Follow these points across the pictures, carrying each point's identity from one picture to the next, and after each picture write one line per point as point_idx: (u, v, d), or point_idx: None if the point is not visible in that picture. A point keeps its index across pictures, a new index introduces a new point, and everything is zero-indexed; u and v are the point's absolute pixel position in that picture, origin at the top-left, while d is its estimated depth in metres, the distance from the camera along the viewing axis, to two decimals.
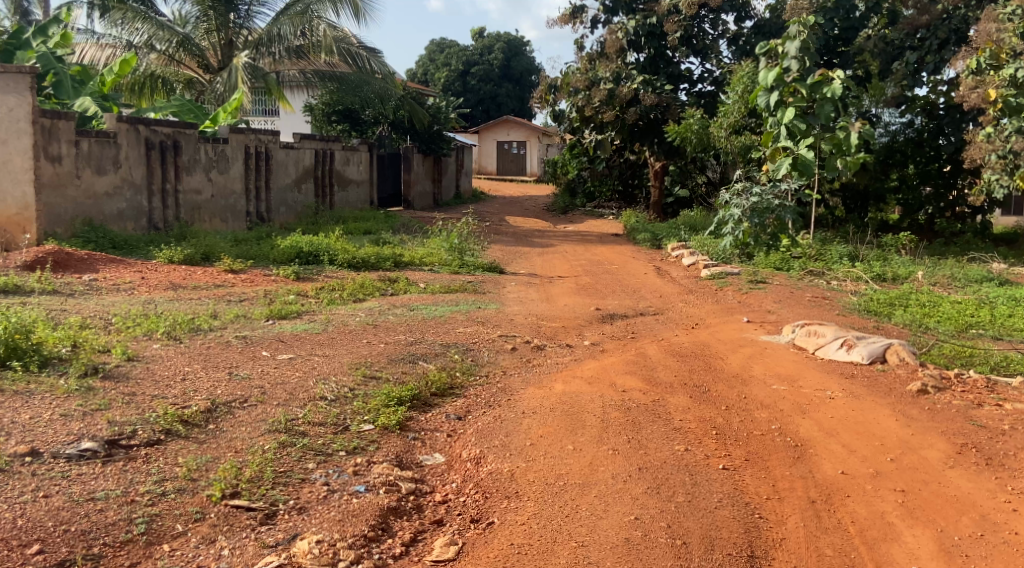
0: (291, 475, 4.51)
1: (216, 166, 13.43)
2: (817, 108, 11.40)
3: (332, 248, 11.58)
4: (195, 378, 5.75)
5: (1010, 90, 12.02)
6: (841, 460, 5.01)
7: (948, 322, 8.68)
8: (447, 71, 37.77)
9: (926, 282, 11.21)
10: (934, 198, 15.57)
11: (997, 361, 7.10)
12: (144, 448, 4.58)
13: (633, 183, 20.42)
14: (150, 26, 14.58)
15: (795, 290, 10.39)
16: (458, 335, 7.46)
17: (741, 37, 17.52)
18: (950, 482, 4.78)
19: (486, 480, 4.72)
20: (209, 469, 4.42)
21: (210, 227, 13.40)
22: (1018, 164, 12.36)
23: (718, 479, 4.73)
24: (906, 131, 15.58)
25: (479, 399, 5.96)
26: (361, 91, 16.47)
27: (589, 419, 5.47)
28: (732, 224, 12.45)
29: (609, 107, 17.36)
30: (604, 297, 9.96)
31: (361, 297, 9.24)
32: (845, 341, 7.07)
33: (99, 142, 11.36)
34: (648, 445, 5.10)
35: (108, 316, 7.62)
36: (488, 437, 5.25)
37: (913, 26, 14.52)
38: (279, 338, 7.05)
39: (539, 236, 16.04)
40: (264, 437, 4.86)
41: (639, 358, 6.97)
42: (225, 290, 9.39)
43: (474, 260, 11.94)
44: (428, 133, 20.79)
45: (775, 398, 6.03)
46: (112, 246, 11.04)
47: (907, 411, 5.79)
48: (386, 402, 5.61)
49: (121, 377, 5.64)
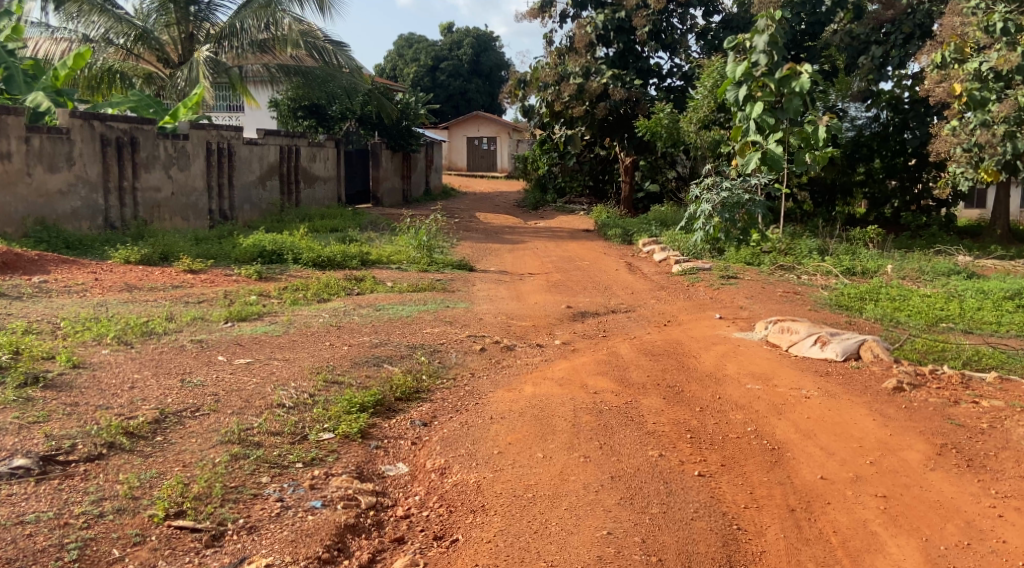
0: (243, 491, 4.24)
1: (176, 163, 13.03)
2: (786, 102, 11.16)
3: (297, 247, 11.29)
4: (145, 386, 5.46)
5: (975, 84, 11.95)
6: (819, 464, 4.83)
7: (918, 316, 8.57)
8: (416, 66, 37.35)
9: (896, 275, 11.13)
10: (900, 191, 15.70)
11: (969, 355, 7.00)
12: (83, 464, 4.29)
13: (604, 178, 20.26)
14: (106, 19, 14.13)
15: (766, 285, 10.25)
16: (426, 336, 7.21)
17: (709, 31, 17.41)
18: (933, 486, 4.62)
19: (451, 493, 4.49)
20: (152, 486, 4.14)
21: (171, 226, 13.01)
22: (984, 157, 12.27)
23: (694, 487, 4.54)
24: (872, 125, 15.59)
25: (446, 404, 5.72)
26: (328, 85, 16.26)
27: (560, 424, 5.25)
28: (702, 219, 12.22)
29: (579, 102, 17.27)
30: (574, 294, 9.77)
31: (326, 297, 8.95)
32: (819, 337, 6.90)
33: (52, 138, 10.98)
34: (621, 451, 4.90)
35: (57, 320, 7.28)
36: (453, 445, 5.02)
37: (879, 21, 14.43)
38: (237, 341, 6.75)
39: (508, 233, 15.82)
40: (216, 449, 4.59)
41: (611, 358, 6.77)
42: (182, 292, 9.05)
43: (443, 258, 11.68)
44: (397, 129, 20.49)
45: (750, 397, 5.86)
46: (66, 246, 10.63)
47: (884, 410, 5.63)
48: (348, 409, 5.35)
49: (63, 387, 5.33)
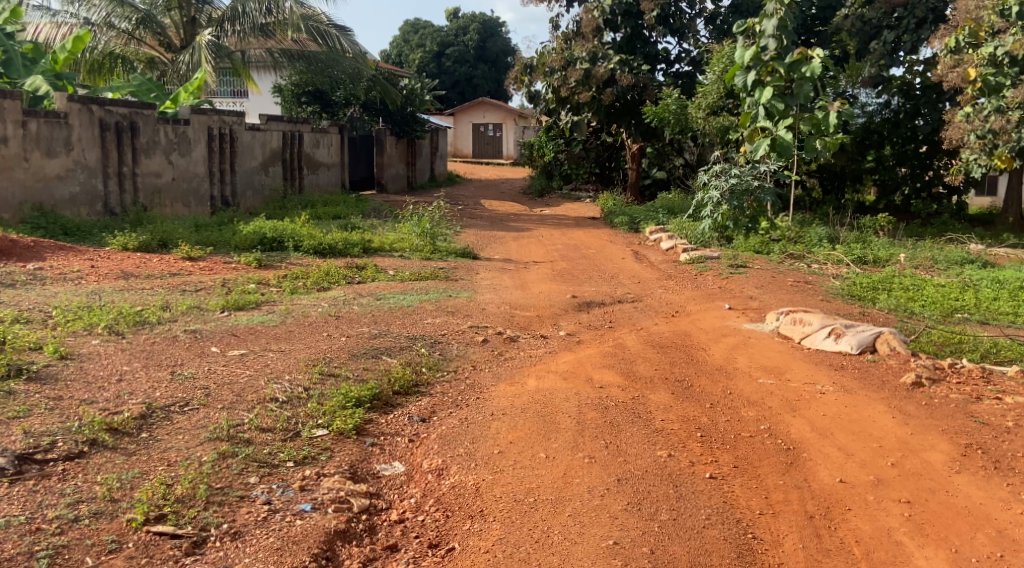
0: (229, 493, 4.03)
1: (176, 148, 12.79)
2: (795, 87, 10.92)
3: (298, 234, 11.05)
4: (133, 379, 5.25)
5: (989, 69, 11.67)
6: (838, 466, 4.60)
7: (934, 307, 8.31)
8: (422, 52, 36.93)
9: (909, 264, 10.86)
10: (911, 178, 15.38)
11: (988, 348, 6.74)
12: (62, 463, 4.08)
13: (610, 165, 19.95)
14: (109, 3, 13.89)
15: (776, 275, 10.00)
16: (426, 327, 6.98)
17: (718, 16, 17.05)
18: (959, 490, 4.39)
19: (448, 496, 4.27)
20: (133, 488, 3.93)
21: (171, 211, 12.78)
22: (997, 144, 11.91)
23: (705, 491, 4.31)
24: (883, 112, 15.19)
25: (446, 399, 5.49)
26: (330, 70, 16.00)
27: (563, 422, 5.02)
28: (710, 207, 11.94)
29: (585, 87, 16.89)
30: (580, 284, 9.54)
31: (326, 286, 8.72)
32: (833, 329, 6.66)
33: (49, 123, 10.75)
34: (628, 451, 4.67)
35: (49, 309, 7.07)
36: (452, 444, 4.79)
37: (890, 5, 14.05)
38: (232, 332, 6.53)
39: (513, 220, 15.57)
40: (203, 447, 4.38)
41: (618, 351, 6.52)
42: (179, 280, 8.83)
43: (446, 245, 11.42)
44: (401, 115, 20.09)
45: (763, 393, 5.61)
46: (63, 233, 10.41)
47: (903, 407, 5.39)
48: (343, 403, 5.13)
49: (48, 380, 5.11)
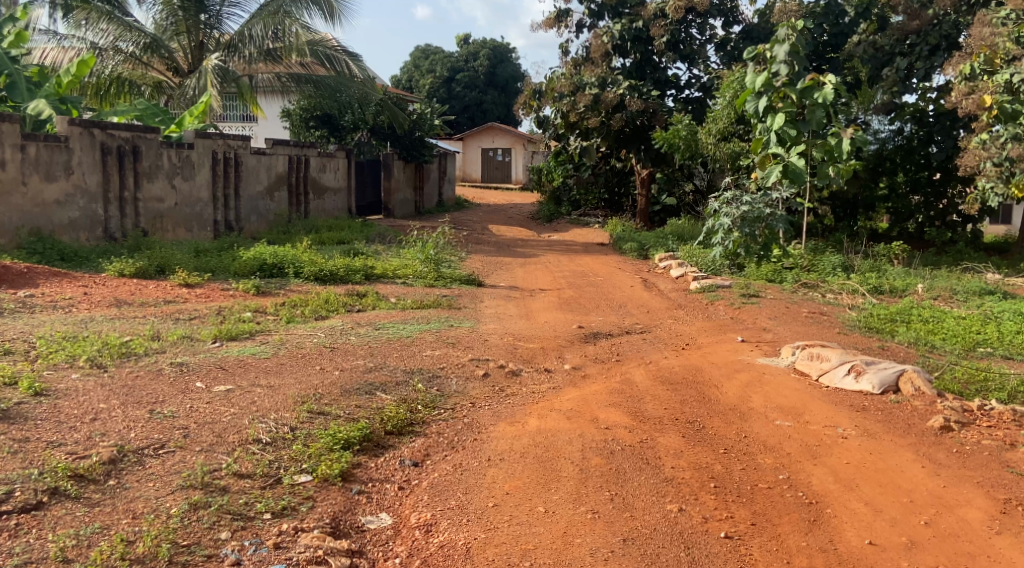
0: (195, 552, 3.75)
1: (180, 172, 12.55)
2: (808, 114, 10.51)
3: (298, 260, 10.74)
4: (109, 419, 4.90)
5: (1006, 95, 11.20)
6: (866, 526, 4.23)
7: (955, 340, 7.92)
8: (431, 78, 36.82)
9: (927, 295, 10.46)
10: (924, 206, 14.97)
11: (1015, 386, 6.33)
12: (16, 516, 3.78)
13: (619, 191, 19.49)
14: (117, 27, 13.76)
15: (790, 305, 9.62)
16: (424, 360, 6.62)
17: (730, 42, 16.74)
18: (1002, 556, 4.02)
19: (436, 557, 3.92)
20: (90, 545, 3.67)
21: (173, 237, 12.53)
22: (1015, 172, 11.55)
23: (720, 556, 3.96)
24: (895, 138, 14.87)
25: (441, 440, 5.13)
26: (339, 94, 15.62)
27: (565, 469, 4.67)
28: (721, 234, 11.51)
29: (594, 112, 16.70)
30: (586, 313, 9.17)
31: (324, 314, 8.42)
32: (853, 366, 6.27)
33: (49, 147, 10.53)
34: (635, 505, 4.32)
35: (32, 339, 6.75)
36: (444, 495, 4.44)
37: (903, 32, 13.80)
38: (220, 365, 6.19)
39: (520, 246, 15.24)
40: (173, 496, 4.05)
41: (624, 388, 6.15)
42: (175, 308, 8.52)
43: (451, 272, 11.08)
44: (409, 139, 19.86)
45: (780, 437, 5.24)
46: (60, 258, 10.13)
47: (933, 455, 5.01)
48: (330, 445, 4.77)
49: (17, 418, 4.78)
